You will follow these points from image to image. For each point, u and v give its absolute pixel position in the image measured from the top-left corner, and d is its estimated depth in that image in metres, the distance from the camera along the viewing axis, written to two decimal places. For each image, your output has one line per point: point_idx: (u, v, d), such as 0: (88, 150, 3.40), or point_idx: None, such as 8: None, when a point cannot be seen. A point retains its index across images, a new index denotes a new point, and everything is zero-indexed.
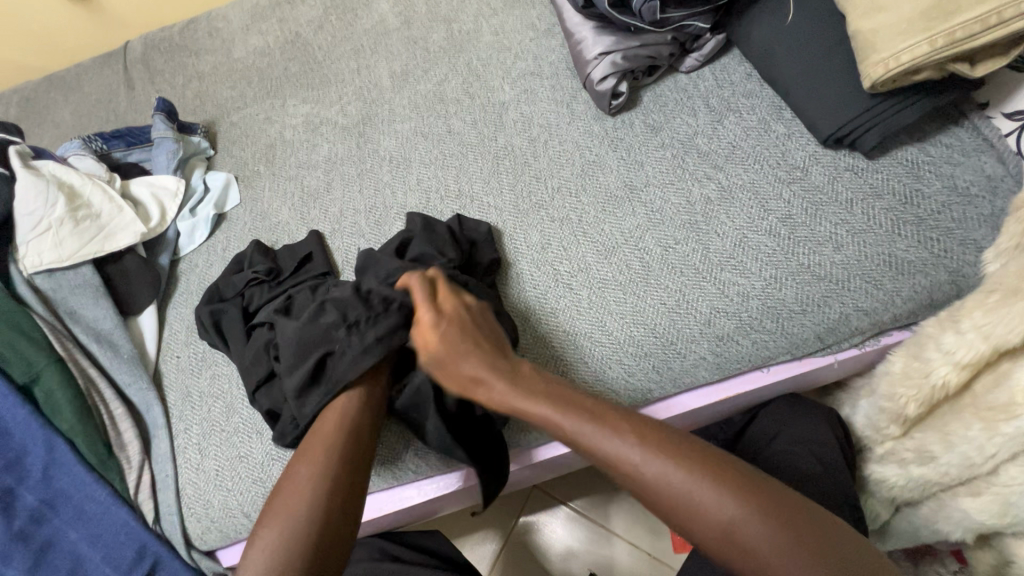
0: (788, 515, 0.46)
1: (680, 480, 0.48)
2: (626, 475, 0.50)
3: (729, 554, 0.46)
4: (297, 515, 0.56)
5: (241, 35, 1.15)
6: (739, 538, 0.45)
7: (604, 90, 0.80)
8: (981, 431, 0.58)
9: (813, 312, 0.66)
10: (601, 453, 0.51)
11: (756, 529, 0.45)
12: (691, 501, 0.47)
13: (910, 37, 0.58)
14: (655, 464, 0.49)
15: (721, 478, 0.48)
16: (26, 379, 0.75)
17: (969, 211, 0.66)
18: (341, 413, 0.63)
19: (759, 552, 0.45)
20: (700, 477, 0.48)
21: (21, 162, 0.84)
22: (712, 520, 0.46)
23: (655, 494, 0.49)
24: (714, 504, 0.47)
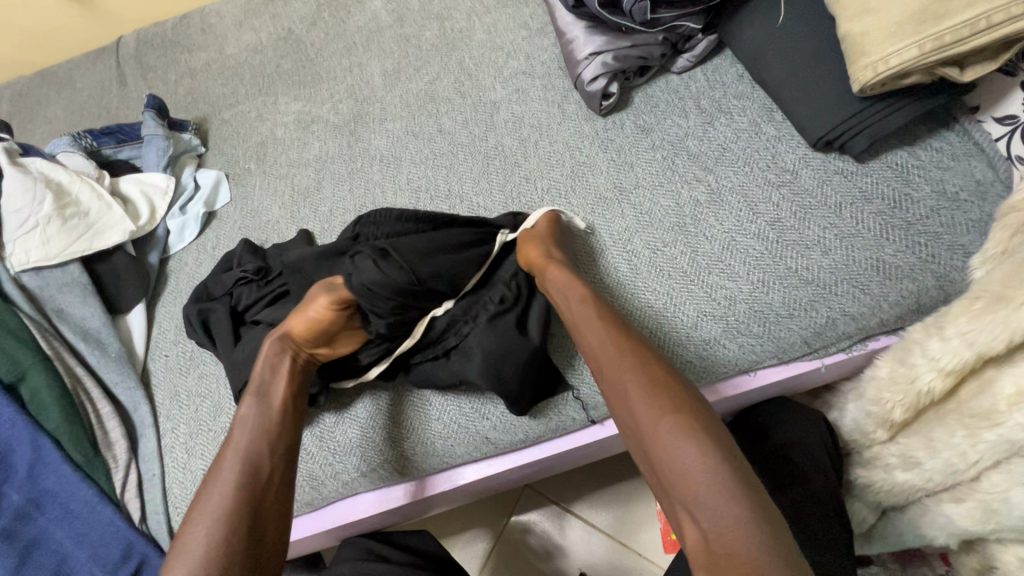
0: (724, 447, 0.49)
1: (656, 373, 0.54)
2: (613, 367, 0.57)
3: (656, 455, 0.50)
4: (209, 538, 0.53)
5: (235, 31, 1.14)
6: (670, 444, 0.50)
7: (594, 91, 0.80)
8: (964, 438, 0.59)
9: (800, 316, 0.66)
10: (597, 347, 0.59)
11: (688, 442, 0.49)
12: (648, 403, 0.52)
13: (898, 40, 0.57)
14: (634, 367, 0.55)
15: (679, 398, 0.52)
16: (11, 377, 0.75)
17: (958, 216, 0.65)
18: (243, 432, 0.61)
19: (682, 462, 0.48)
20: (663, 390, 0.53)
21: (8, 159, 0.84)
22: (663, 407, 0.52)
23: (623, 391, 0.55)
24: (662, 412, 0.51)
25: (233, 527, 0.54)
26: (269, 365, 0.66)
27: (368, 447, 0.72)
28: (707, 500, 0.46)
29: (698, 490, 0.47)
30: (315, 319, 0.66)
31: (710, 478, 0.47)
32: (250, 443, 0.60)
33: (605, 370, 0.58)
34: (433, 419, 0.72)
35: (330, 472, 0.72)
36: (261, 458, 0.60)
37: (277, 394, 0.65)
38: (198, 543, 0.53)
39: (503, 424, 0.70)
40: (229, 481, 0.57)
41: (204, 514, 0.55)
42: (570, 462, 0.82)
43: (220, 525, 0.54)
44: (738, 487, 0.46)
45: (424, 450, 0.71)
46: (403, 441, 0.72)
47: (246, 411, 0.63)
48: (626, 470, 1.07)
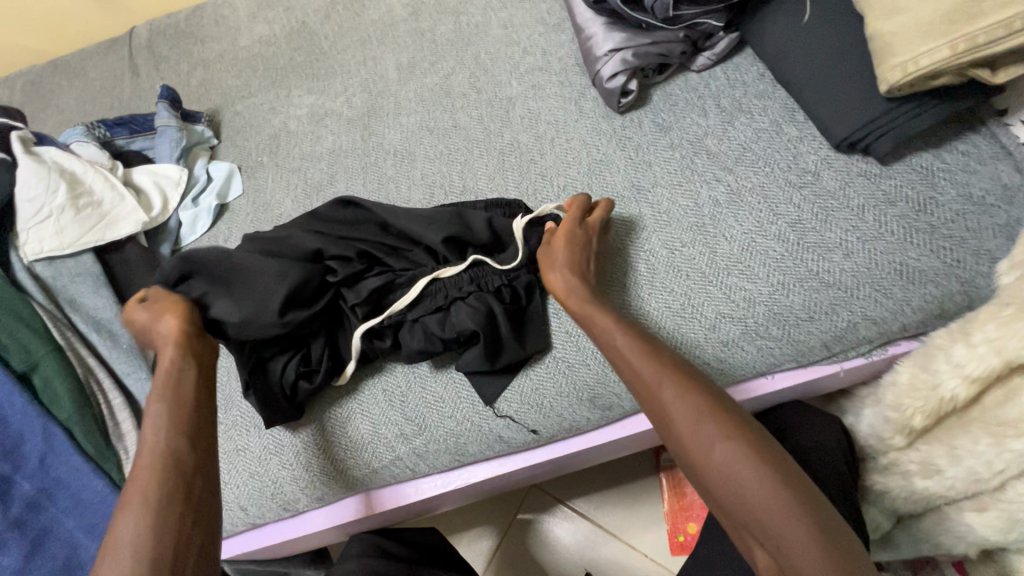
0: (780, 467, 0.48)
1: (693, 398, 0.53)
2: (652, 396, 0.55)
3: (715, 485, 0.49)
4: (136, 536, 0.50)
5: (248, 23, 1.13)
6: (731, 473, 0.48)
7: (613, 88, 0.79)
8: (990, 446, 0.59)
9: (821, 320, 0.65)
10: (633, 371, 0.57)
11: (750, 470, 0.47)
12: (698, 429, 0.51)
13: (928, 41, 0.56)
14: (678, 392, 0.54)
15: (725, 421, 0.51)
16: (24, 367, 0.76)
17: (985, 220, 0.64)
18: (153, 431, 0.58)
19: (744, 491, 0.47)
20: (712, 414, 0.51)
21: (23, 148, 0.84)
22: (708, 436, 0.50)
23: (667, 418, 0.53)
24: (715, 438, 0.50)
25: (154, 515, 0.52)
26: (169, 362, 0.64)
27: (380, 443, 0.71)
28: (777, 530, 0.45)
29: (764, 516, 0.46)
30: (167, 306, 0.68)
31: (777, 507, 0.46)
32: (158, 441, 0.57)
33: (646, 399, 0.56)
34: (446, 417, 0.71)
35: (341, 468, 0.72)
36: (169, 448, 0.57)
37: (186, 382, 0.63)
38: (129, 540, 0.50)
39: (516, 424, 0.70)
40: (140, 480, 0.54)
41: (129, 515, 0.52)
42: (579, 462, 0.81)
43: (140, 517, 0.51)
44: (800, 507, 0.45)
45: (433, 448, 0.71)
46: (414, 439, 0.71)
47: (155, 410, 0.60)
48: (634, 471, 1.06)
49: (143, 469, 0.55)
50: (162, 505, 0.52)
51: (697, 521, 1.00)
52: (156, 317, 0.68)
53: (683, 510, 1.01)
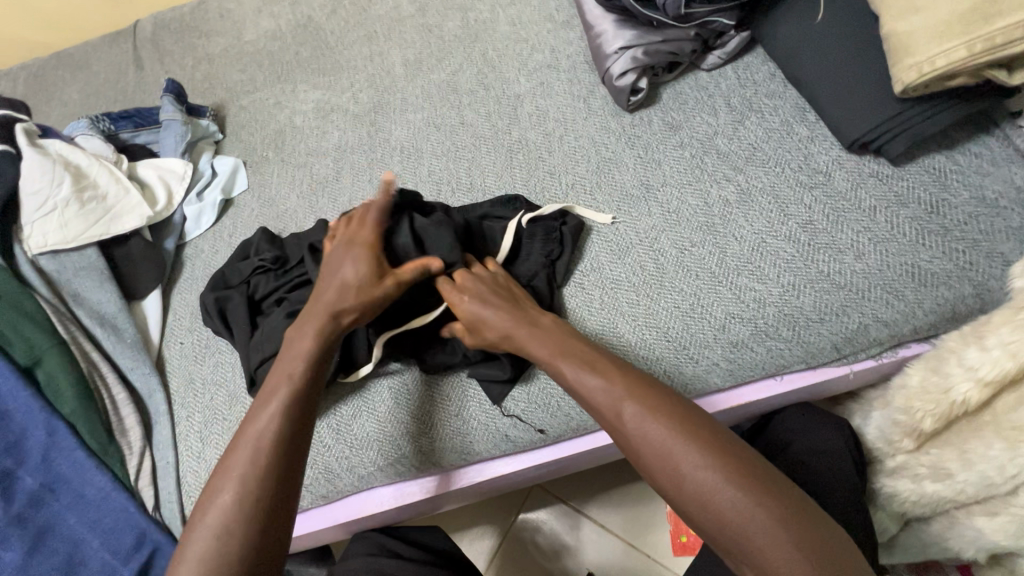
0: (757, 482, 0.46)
1: (649, 426, 0.51)
2: (615, 427, 0.53)
3: (693, 511, 0.47)
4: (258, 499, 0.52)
5: (253, 17, 1.13)
6: (709, 498, 0.46)
7: (623, 86, 0.78)
8: (1002, 451, 0.59)
9: (832, 321, 0.65)
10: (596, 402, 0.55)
11: (724, 493, 0.46)
12: (667, 455, 0.49)
13: (945, 41, 0.56)
14: (638, 419, 0.51)
15: (691, 442, 0.49)
16: (28, 361, 0.75)
17: (998, 223, 0.64)
18: (261, 410, 0.56)
19: (724, 514, 0.45)
20: (676, 437, 0.49)
21: (27, 141, 0.83)
22: (673, 464, 0.48)
23: (635, 447, 0.51)
24: (683, 465, 0.48)
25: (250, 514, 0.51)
26: (309, 334, 0.61)
27: (385, 442, 0.71)
28: (760, 552, 0.44)
29: (748, 541, 0.44)
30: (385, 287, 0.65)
31: (757, 528, 0.44)
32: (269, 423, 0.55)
33: (609, 430, 0.54)
34: (453, 416, 0.71)
35: (346, 466, 0.71)
36: (285, 438, 0.55)
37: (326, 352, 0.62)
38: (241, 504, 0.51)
39: (523, 423, 0.69)
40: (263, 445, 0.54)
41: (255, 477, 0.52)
42: (584, 462, 0.81)
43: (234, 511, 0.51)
44: (783, 525, 0.44)
45: (441, 447, 0.70)
46: (421, 437, 0.71)
47: (275, 388, 0.58)
48: (637, 471, 1.06)
49: (255, 450, 0.54)
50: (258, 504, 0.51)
51: None
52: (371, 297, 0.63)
53: None
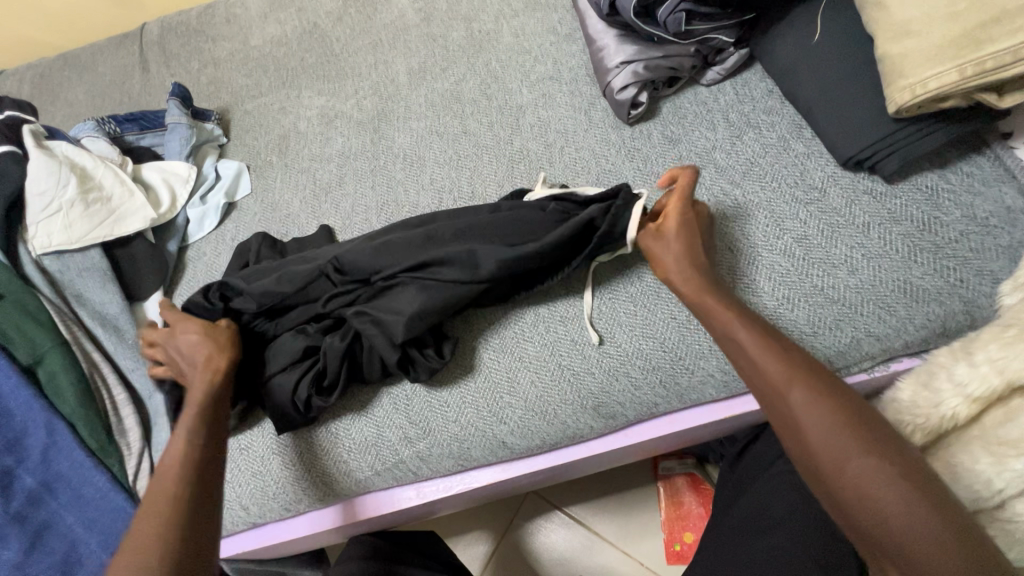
0: (919, 485, 0.46)
1: (815, 408, 0.51)
2: (778, 401, 0.53)
3: (844, 494, 0.48)
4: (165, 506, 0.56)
5: (260, 23, 1.14)
6: (870, 489, 0.47)
7: (624, 100, 0.80)
8: (989, 465, 0.59)
9: (825, 334, 0.66)
10: (761, 372, 0.55)
11: (888, 489, 0.46)
12: (828, 442, 0.49)
13: (936, 64, 0.58)
14: (809, 400, 0.51)
15: (864, 436, 0.49)
16: (29, 360, 0.76)
17: (988, 241, 0.65)
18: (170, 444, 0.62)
19: (879, 505, 0.46)
20: (846, 426, 0.50)
21: (34, 141, 0.84)
22: (837, 446, 0.49)
23: (796, 422, 0.51)
24: (851, 452, 0.48)
25: (162, 518, 0.54)
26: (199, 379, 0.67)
27: (382, 446, 0.72)
28: (913, 551, 0.44)
29: (906, 539, 0.45)
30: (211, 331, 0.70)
31: (915, 530, 0.45)
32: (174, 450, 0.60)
33: (769, 405, 0.54)
34: (449, 421, 0.71)
35: (344, 469, 0.72)
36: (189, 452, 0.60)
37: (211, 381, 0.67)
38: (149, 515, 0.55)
39: (519, 431, 0.70)
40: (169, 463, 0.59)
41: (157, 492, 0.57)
42: (579, 471, 0.82)
43: (147, 523, 0.54)
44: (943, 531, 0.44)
45: (438, 452, 0.71)
46: (418, 442, 0.71)
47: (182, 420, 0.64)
48: (632, 479, 1.07)
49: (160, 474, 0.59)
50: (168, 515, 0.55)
51: (694, 531, 1.00)
52: (205, 335, 0.70)
53: (680, 520, 1.01)
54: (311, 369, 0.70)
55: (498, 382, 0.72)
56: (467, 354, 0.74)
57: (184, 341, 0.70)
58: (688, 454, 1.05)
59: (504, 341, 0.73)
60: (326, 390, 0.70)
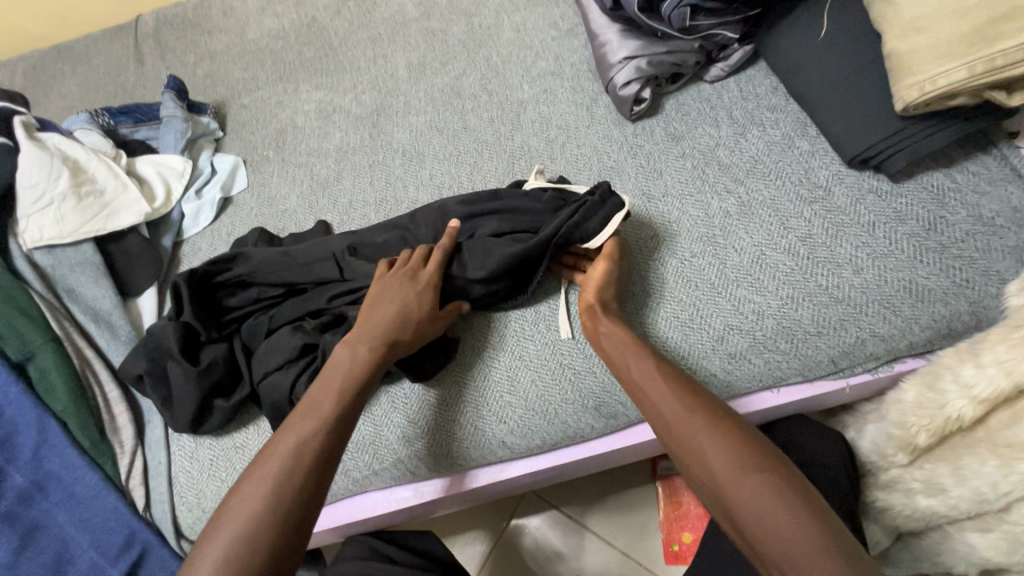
0: (809, 500, 0.47)
1: (704, 434, 0.52)
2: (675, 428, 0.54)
3: (745, 518, 0.48)
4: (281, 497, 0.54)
5: (257, 16, 1.12)
6: (758, 512, 0.47)
7: (626, 96, 0.79)
8: (996, 468, 0.59)
9: (829, 334, 0.65)
10: (662, 403, 0.56)
11: (775, 510, 0.47)
12: (717, 468, 0.50)
13: (946, 61, 0.57)
14: (702, 427, 0.52)
15: (753, 460, 0.50)
16: (19, 356, 0.74)
17: (994, 241, 0.64)
18: (297, 424, 0.59)
19: (776, 524, 0.46)
20: (735, 451, 0.50)
21: (25, 133, 0.83)
22: (726, 470, 0.50)
23: (697, 449, 0.52)
24: (740, 476, 0.49)
25: (280, 522, 0.53)
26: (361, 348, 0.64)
27: (381, 445, 0.71)
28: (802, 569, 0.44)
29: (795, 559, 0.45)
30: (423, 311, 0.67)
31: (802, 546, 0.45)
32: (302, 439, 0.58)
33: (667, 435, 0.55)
34: (449, 421, 0.70)
35: (341, 468, 0.71)
36: (317, 440, 0.58)
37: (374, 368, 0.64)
38: (258, 497, 0.54)
39: (520, 430, 0.69)
40: (294, 445, 0.57)
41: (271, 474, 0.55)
42: (579, 471, 0.81)
43: (263, 515, 0.53)
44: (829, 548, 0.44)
45: (437, 451, 0.70)
46: (416, 442, 0.70)
47: (321, 400, 0.61)
48: (631, 479, 1.06)
49: (284, 453, 0.57)
50: (281, 516, 0.53)
51: (693, 531, 0.99)
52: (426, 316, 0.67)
53: (678, 520, 1.00)
54: (307, 366, 0.69)
55: (498, 381, 0.71)
56: (467, 353, 0.73)
57: (408, 305, 0.66)
58: None
59: (506, 340, 0.72)
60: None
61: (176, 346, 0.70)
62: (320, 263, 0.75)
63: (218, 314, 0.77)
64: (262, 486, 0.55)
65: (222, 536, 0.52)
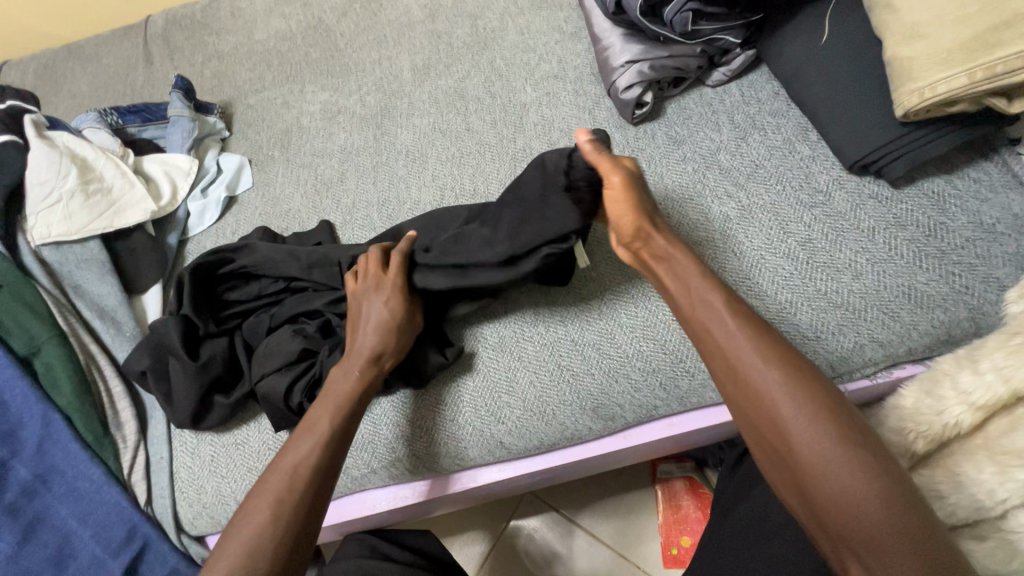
0: (898, 481, 0.45)
1: (784, 392, 0.50)
2: (752, 381, 0.52)
3: (820, 491, 0.47)
4: (282, 513, 0.55)
5: (264, 17, 1.14)
6: (839, 488, 0.46)
7: (628, 99, 0.79)
8: (993, 475, 0.59)
9: (828, 340, 0.65)
10: (738, 357, 0.53)
11: (862, 486, 0.45)
12: (801, 433, 0.48)
13: (948, 68, 0.57)
14: (784, 383, 0.50)
15: (842, 427, 0.48)
16: (26, 351, 0.76)
17: (994, 248, 0.64)
18: (297, 440, 0.60)
19: (858, 504, 0.45)
20: (820, 416, 0.48)
21: (35, 131, 0.84)
22: (808, 434, 0.48)
23: (776, 408, 0.50)
24: (825, 443, 0.47)
25: (280, 535, 0.54)
26: (351, 370, 0.64)
27: (378, 445, 0.71)
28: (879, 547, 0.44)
29: (876, 538, 0.44)
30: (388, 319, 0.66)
31: (884, 526, 0.44)
32: (307, 447, 0.59)
33: (740, 387, 0.53)
34: (446, 420, 0.71)
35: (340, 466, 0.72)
36: (317, 455, 0.59)
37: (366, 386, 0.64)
38: (257, 515, 0.55)
39: (517, 430, 0.70)
40: (292, 461, 0.58)
41: (268, 491, 0.56)
42: (575, 472, 0.81)
43: (261, 534, 0.54)
44: (910, 530, 0.44)
45: (435, 450, 0.71)
46: (416, 441, 0.71)
47: (318, 418, 0.61)
48: (630, 482, 1.06)
49: (287, 470, 0.58)
50: (286, 527, 0.54)
51: (692, 535, 0.99)
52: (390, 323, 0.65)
53: (677, 523, 1.01)
54: (308, 371, 0.70)
55: (498, 382, 0.71)
56: (468, 355, 0.73)
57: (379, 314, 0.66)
58: (686, 457, 1.03)
59: (504, 339, 0.73)
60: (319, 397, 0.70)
61: (178, 342, 0.71)
62: (322, 267, 0.75)
63: (217, 307, 0.77)
64: (262, 502, 0.56)
65: (223, 551, 0.53)
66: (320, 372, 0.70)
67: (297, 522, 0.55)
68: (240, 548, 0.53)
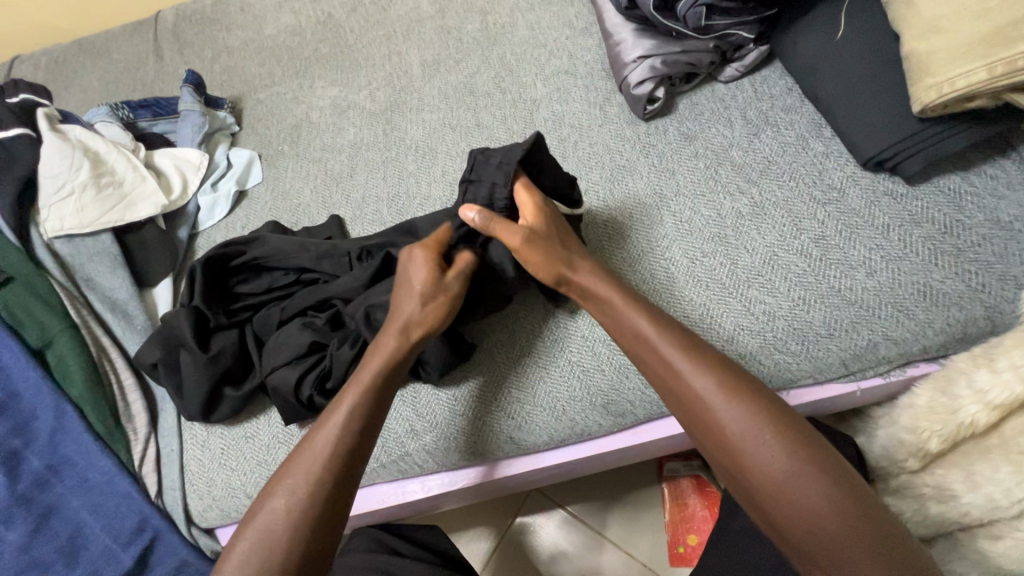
0: (851, 488, 0.48)
1: (735, 418, 0.52)
2: (705, 410, 0.54)
3: (786, 517, 0.49)
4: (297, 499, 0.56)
5: (274, 12, 1.14)
6: (797, 503, 0.48)
7: (640, 95, 0.79)
8: (1009, 474, 0.60)
9: (841, 337, 0.65)
10: (690, 389, 0.55)
11: (819, 499, 0.48)
12: (758, 455, 0.50)
13: (967, 62, 0.56)
14: (735, 409, 0.52)
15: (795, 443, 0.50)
16: (39, 343, 0.76)
17: (1012, 246, 0.64)
18: (319, 427, 0.59)
19: (821, 522, 0.47)
20: (775, 437, 0.51)
21: (48, 125, 0.84)
22: (763, 456, 0.50)
23: (732, 434, 0.52)
24: (779, 462, 0.50)
25: (293, 522, 0.55)
26: (381, 350, 0.63)
27: (389, 438, 0.71)
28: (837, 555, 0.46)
29: (835, 547, 0.47)
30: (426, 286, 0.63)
31: (842, 534, 0.46)
32: (328, 441, 0.58)
33: (695, 415, 0.55)
34: (457, 415, 0.71)
35: None
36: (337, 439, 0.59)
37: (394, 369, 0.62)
38: (276, 500, 0.56)
39: (529, 425, 0.70)
40: (311, 447, 0.58)
41: (286, 476, 0.57)
42: (586, 469, 0.80)
43: (279, 520, 0.55)
44: (866, 535, 0.46)
45: (446, 446, 0.71)
46: (425, 436, 0.71)
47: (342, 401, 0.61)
48: (637, 480, 1.06)
49: (307, 456, 0.58)
50: (303, 514, 0.55)
51: (698, 534, 0.99)
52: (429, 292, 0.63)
53: (684, 522, 1.00)
54: (317, 365, 0.70)
55: (501, 380, 0.71)
56: (480, 353, 0.73)
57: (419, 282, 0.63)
58: (693, 455, 1.03)
59: (512, 333, 0.73)
60: (329, 390, 0.70)
61: (189, 335, 0.72)
62: (333, 257, 0.75)
63: (229, 300, 0.78)
64: (280, 488, 0.57)
65: (241, 535, 0.56)
66: (328, 365, 0.69)
67: (314, 509, 0.56)
68: (257, 533, 0.55)
